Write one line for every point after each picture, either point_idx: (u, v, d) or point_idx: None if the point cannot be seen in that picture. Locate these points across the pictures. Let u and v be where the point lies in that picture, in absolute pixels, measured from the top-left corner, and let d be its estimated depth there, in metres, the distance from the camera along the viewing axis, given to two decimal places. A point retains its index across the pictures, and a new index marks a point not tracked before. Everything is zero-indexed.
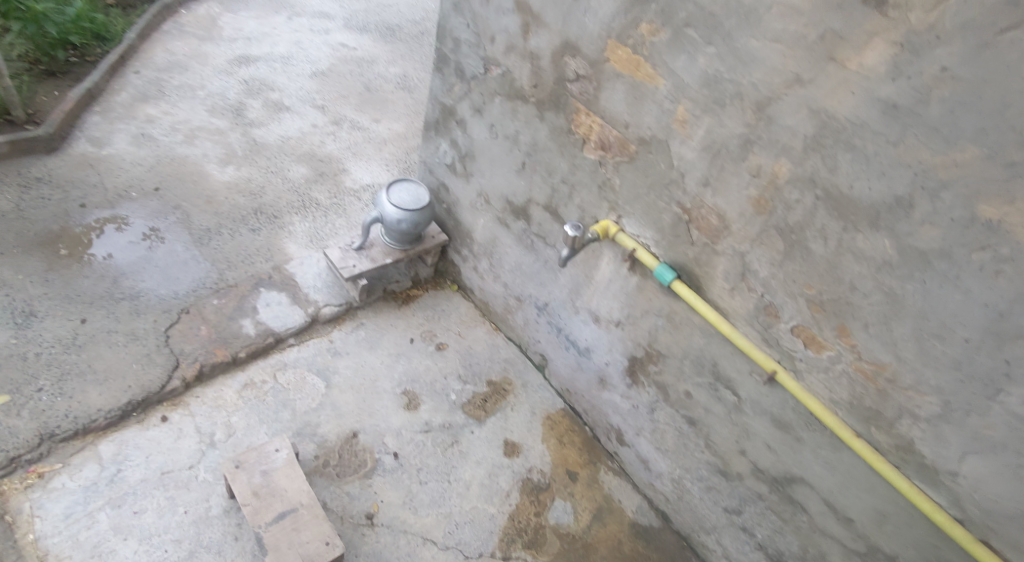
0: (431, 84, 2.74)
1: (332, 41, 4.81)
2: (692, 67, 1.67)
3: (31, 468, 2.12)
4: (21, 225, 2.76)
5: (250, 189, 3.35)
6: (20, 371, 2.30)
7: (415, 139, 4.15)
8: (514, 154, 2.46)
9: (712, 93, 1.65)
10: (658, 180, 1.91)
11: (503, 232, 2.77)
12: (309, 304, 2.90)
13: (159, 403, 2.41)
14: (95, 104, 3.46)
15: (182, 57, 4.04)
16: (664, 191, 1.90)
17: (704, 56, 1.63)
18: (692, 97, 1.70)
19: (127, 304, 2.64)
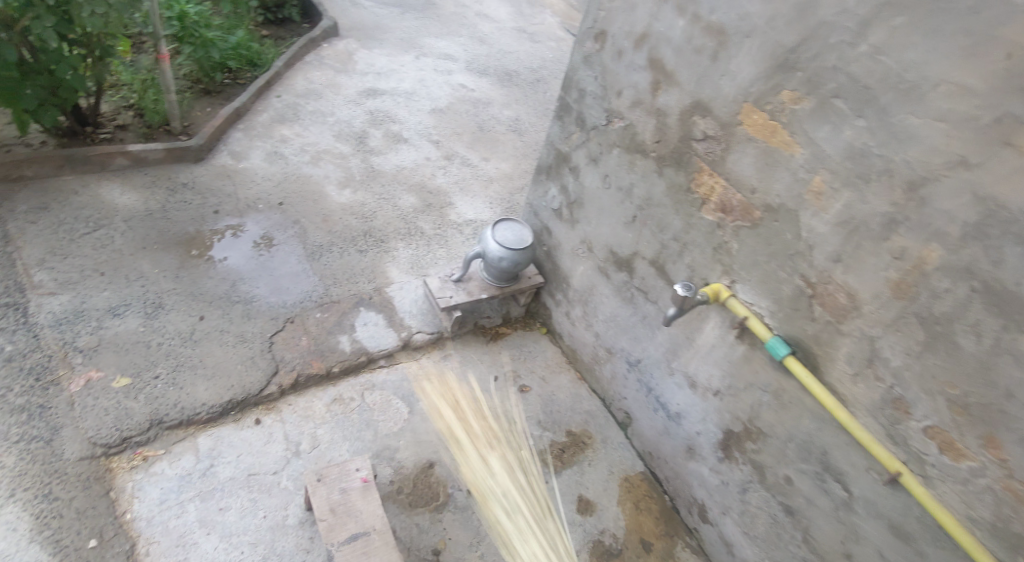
0: (550, 130, 2.80)
1: (454, 81, 5.06)
2: (836, 138, 1.61)
3: (138, 450, 2.23)
4: (164, 223, 3.03)
5: (362, 212, 3.53)
6: (143, 357, 2.46)
7: (520, 180, 4.25)
8: (625, 206, 2.45)
9: (856, 167, 1.59)
10: (781, 249, 1.83)
11: (602, 282, 2.73)
12: (403, 329, 2.97)
13: (256, 405, 2.51)
14: (239, 122, 3.80)
15: (319, 86, 4.38)
16: (787, 261, 1.81)
17: (852, 129, 1.58)
18: (833, 169, 1.64)
19: (241, 307, 2.81)
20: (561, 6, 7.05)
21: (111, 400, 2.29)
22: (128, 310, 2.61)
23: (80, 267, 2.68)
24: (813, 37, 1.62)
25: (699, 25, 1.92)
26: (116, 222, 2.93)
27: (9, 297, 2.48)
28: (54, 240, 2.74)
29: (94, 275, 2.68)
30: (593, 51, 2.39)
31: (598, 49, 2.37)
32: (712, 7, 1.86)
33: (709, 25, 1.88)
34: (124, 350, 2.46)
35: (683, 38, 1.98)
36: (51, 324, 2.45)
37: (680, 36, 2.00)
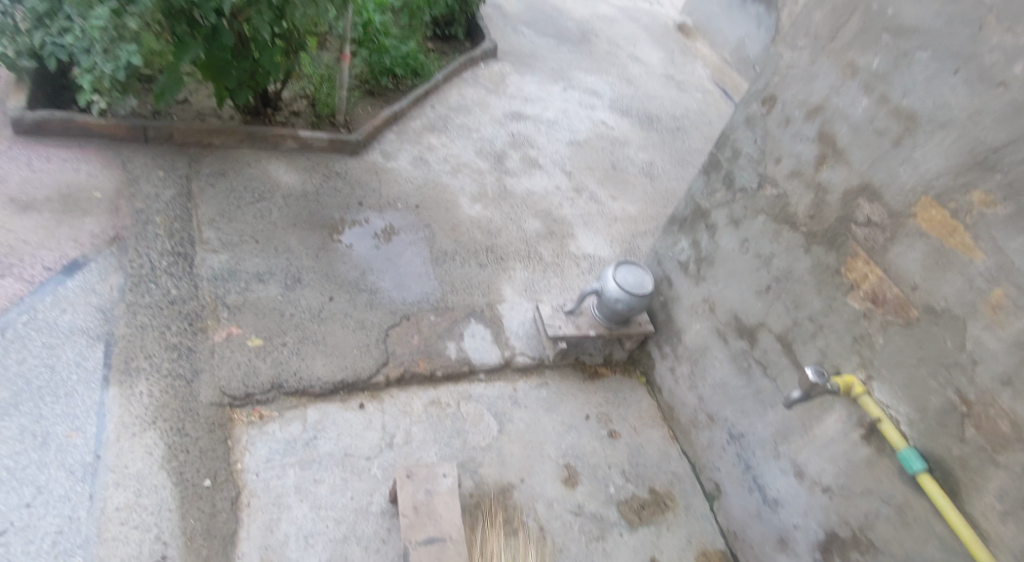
0: (693, 184, 2.78)
1: (595, 117, 5.15)
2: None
3: (257, 407, 2.42)
4: (315, 206, 3.29)
5: (489, 228, 3.65)
6: (276, 324, 2.68)
7: (645, 225, 4.21)
8: (760, 274, 2.38)
9: None
10: (936, 356, 1.72)
11: (718, 345, 2.65)
12: (507, 348, 3.02)
13: (362, 390, 2.65)
14: (394, 125, 4.08)
15: (469, 103, 4.61)
16: (942, 370, 1.70)
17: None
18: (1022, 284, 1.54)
19: (366, 295, 2.98)
20: (714, 60, 6.97)
21: (244, 357, 2.51)
22: (272, 278, 2.85)
23: (241, 232, 2.97)
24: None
25: (886, 107, 1.86)
26: (276, 197, 3.23)
27: (182, 247, 2.77)
28: (225, 204, 3.06)
29: (250, 242, 2.95)
30: (758, 114, 2.35)
31: (764, 113, 2.32)
32: (905, 92, 1.81)
33: (897, 109, 1.83)
34: (262, 314, 2.69)
35: (864, 117, 1.93)
36: (209, 278, 2.72)
37: (860, 115, 1.94)
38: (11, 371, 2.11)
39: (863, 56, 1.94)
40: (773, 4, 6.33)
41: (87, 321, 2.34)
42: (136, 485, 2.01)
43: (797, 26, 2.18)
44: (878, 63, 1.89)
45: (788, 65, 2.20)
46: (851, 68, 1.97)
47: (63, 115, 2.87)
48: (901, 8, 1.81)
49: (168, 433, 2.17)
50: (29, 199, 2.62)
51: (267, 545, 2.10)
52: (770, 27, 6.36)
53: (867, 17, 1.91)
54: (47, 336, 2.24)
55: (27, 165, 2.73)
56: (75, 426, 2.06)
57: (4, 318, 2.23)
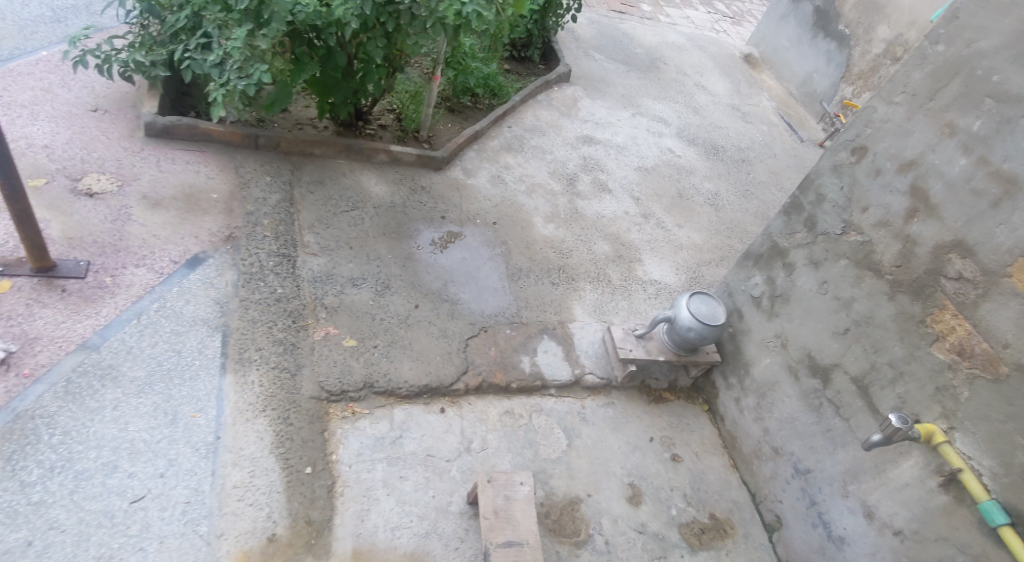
0: (772, 222, 2.86)
1: (663, 144, 5.25)
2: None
3: (351, 404, 2.61)
4: (402, 217, 3.49)
5: (561, 248, 3.79)
6: (368, 327, 2.87)
7: (710, 254, 4.27)
8: (838, 316, 2.45)
9: None
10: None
11: (788, 381, 2.73)
12: (577, 366, 3.14)
13: (443, 395, 2.82)
14: (474, 143, 4.27)
15: (544, 125, 4.79)
16: None
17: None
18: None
19: (448, 306, 3.15)
20: (780, 91, 6.90)
21: (340, 355, 2.70)
22: (365, 283, 3.05)
23: (337, 238, 3.18)
24: None
25: (985, 168, 1.97)
26: (367, 207, 3.43)
27: (286, 248, 2.99)
28: (324, 210, 3.28)
29: (345, 248, 3.15)
30: (846, 162, 2.44)
31: (853, 162, 2.41)
32: (1007, 156, 1.91)
33: (997, 171, 1.94)
34: (356, 316, 2.89)
35: (961, 176, 2.04)
36: (310, 279, 2.93)
37: (956, 173, 2.05)
38: (146, 352, 2.34)
39: (962, 117, 2.05)
40: (846, 41, 6.27)
41: (206, 312, 2.57)
42: (250, 466, 2.22)
43: (894, 83, 2.28)
44: (979, 126, 2.00)
45: (882, 118, 2.31)
46: (950, 127, 2.08)
47: (190, 122, 3.16)
48: (1007, 76, 1.94)
49: (277, 421, 2.38)
50: (158, 197, 2.89)
51: (359, 532, 2.27)
52: (841, 63, 6.29)
53: (971, 81, 2.04)
54: (174, 324, 2.47)
55: (157, 165, 3.02)
56: (199, 408, 2.28)
57: (139, 305, 2.47)
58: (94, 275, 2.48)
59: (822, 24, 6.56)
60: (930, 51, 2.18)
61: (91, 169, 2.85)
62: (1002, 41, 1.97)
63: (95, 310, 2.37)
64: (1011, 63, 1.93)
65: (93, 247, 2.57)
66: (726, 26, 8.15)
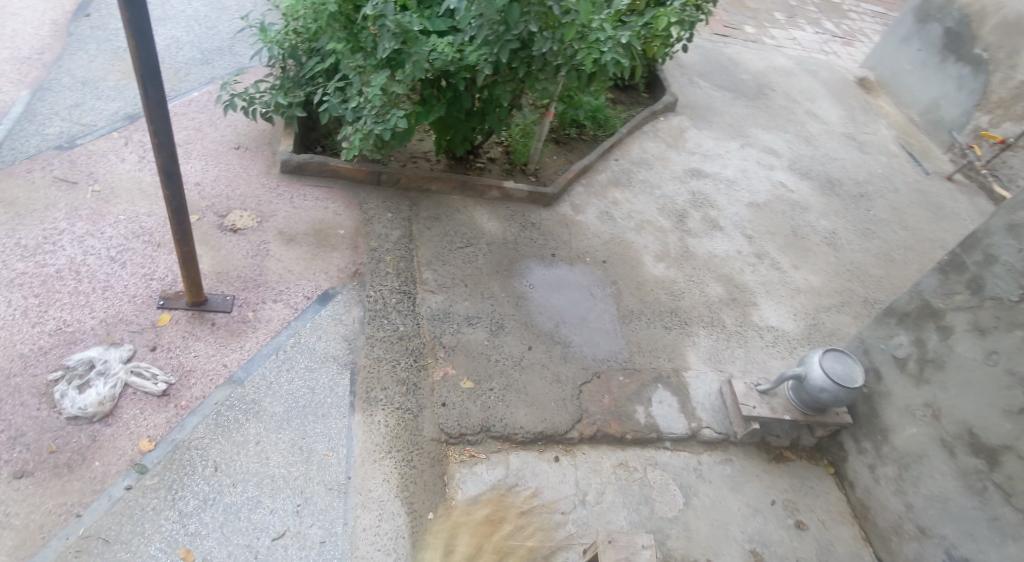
0: (922, 280, 2.66)
1: (775, 177, 4.91)
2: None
3: (468, 447, 2.62)
4: (514, 254, 3.53)
5: (673, 289, 3.66)
6: (483, 367, 2.90)
7: (831, 299, 3.96)
8: (1012, 393, 2.27)
9: None
10: None
11: (941, 456, 2.50)
12: (694, 419, 3.00)
13: (557, 442, 2.77)
14: (583, 178, 4.22)
15: (651, 157, 4.64)
16: None
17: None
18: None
19: (560, 348, 3.13)
20: (899, 119, 6.37)
21: (459, 397, 2.74)
22: (480, 322, 3.11)
23: (453, 276, 3.27)
24: None
25: None
26: (481, 243, 3.51)
27: (406, 286, 3.13)
28: (440, 248, 3.38)
29: (461, 285, 3.24)
30: None
31: None
32: None
33: None
34: (472, 356, 2.93)
35: None
36: (429, 317, 3.03)
37: None
38: (284, 389, 2.53)
39: None
40: (984, 65, 5.70)
41: (336, 349, 2.74)
42: (378, 509, 2.30)
43: None
44: None
45: None
46: None
47: (320, 160, 3.45)
48: None
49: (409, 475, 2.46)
50: (293, 233, 3.16)
51: None
52: (975, 90, 5.74)
53: None
54: (308, 360, 2.66)
55: (291, 202, 3.32)
56: (331, 446, 2.42)
57: (277, 340, 2.69)
58: (238, 309, 2.74)
59: (954, 47, 5.99)
60: None
61: (234, 206, 3.19)
62: None
63: (240, 344, 2.62)
64: None
65: (237, 282, 2.85)
66: (836, 46, 7.65)
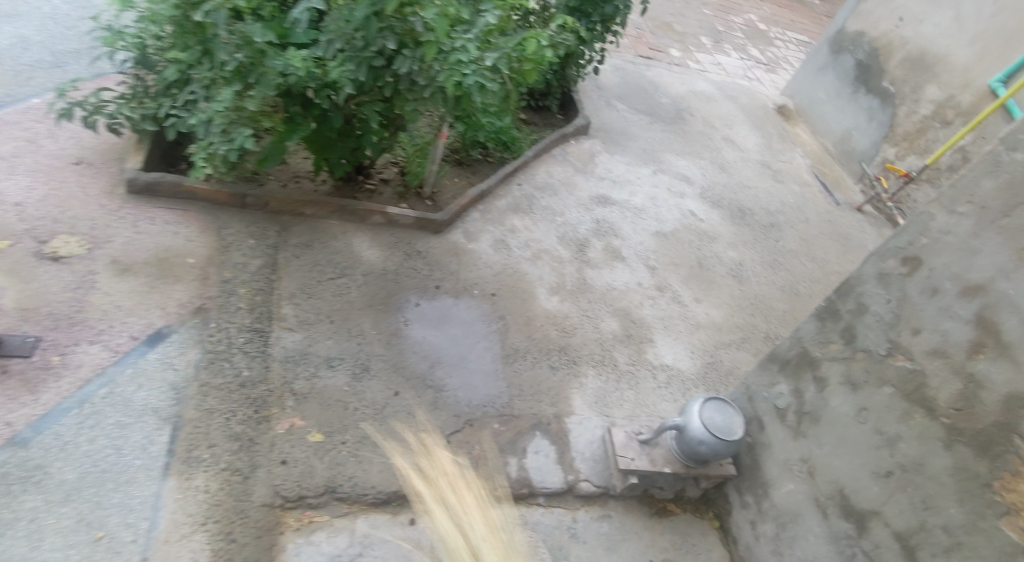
0: (801, 326, 2.54)
1: (684, 206, 4.81)
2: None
3: (308, 511, 2.30)
4: (393, 286, 3.24)
5: (564, 326, 3.46)
6: (338, 417, 2.59)
7: (731, 335, 3.85)
8: (880, 455, 2.12)
9: None
10: None
11: (816, 517, 2.36)
12: (571, 471, 2.78)
13: (414, 502, 2.49)
14: (480, 203, 3.99)
15: (557, 182, 4.46)
16: None
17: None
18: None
19: (431, 393, 2.84)
20: (815, 148, 6.43)
21: (303, 454, 2.42)
22: (341, 364, 2.78)
23: (317, 310, 2.94)
24: None
25: None
26: (356, 274, 3.20)
27: (259, 323, 2.78)
28: (306, 279, 3.06)
29: (325, 321, 2.91)
30: (895, 272, 2.13)
31: (903, 273, 2.10)
32: None
33: None
34: (326, 405, 2.61)
35: None
36: (282, 360, 2.69)
37: None
38: (81, 450, 2.16)
39: None
40: (891, 98, 5.80)
41: (159, 400, 2.37)
42: None
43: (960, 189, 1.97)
44: None
45: (941, 229, 2.00)
46: None
47: (174, 180, 3.09)
48: None
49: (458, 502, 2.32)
50: (129, 262, 2.79)
51: None
52: (883, 122, 5.84)
53: None
54: (120, 414, 2.29)
55: (134, 226, 2.94)
56: (129, 520, 2.05)
57: (84, 391, 2.31)
58: (41, 353, 2.35)
59: (864, 79, 6.08)
60: (1005, 157, 1.86)
61: (61, 230, 2.80)
62: None
63: (34, 397, 2.23)
64: None
65: (46, 320, 2.46)
66: (759, 74, 7.73)
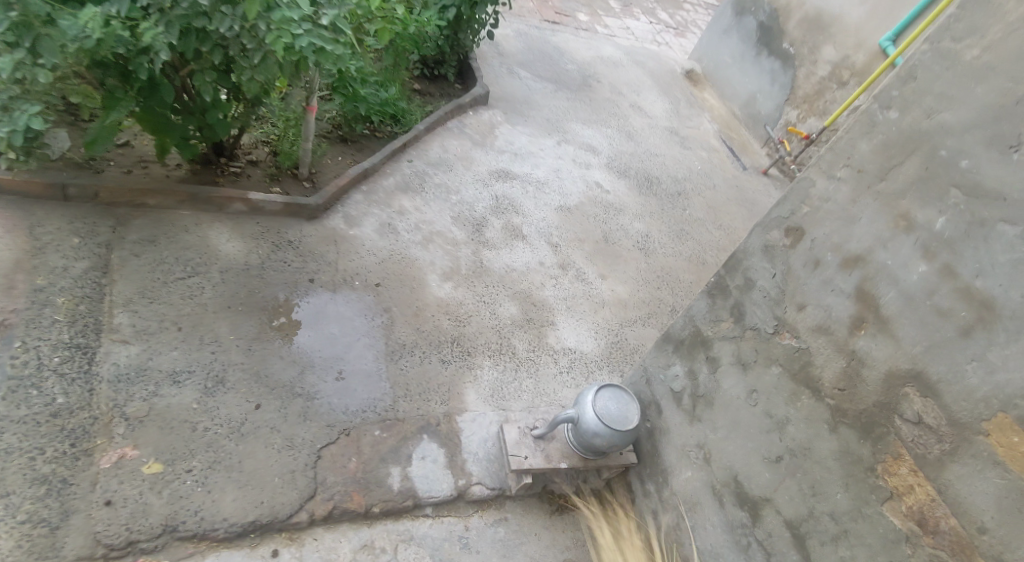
0: (693, 304, 2.38)
1: (590, 177, 4.62)
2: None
3: (140, 558, 1.97)
4: (257, 283, 2.84)
5: (458, 314, 3.19)
6: (183, 442, 2.21)
7: (637, 311, 3.70)
8: (770, 438, 1.99)
9: None
10: None
11: (713, 506, 2.22)
12: (463, 475, 2.55)
13: (279, 531, 2.19)
14: (364, 183, 3.64)
15: (452, 157, 4.15)
16: None
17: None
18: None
19: (301, 403, 2.52)
20: (722, 112, 6.37)
21: (134, 490, 2.05)
22: (190, 378, 2.39)
23: (160, 318, 2.52)
24: None
25: (950, 283, 1.50)
26: (212, 270, 2.78)
27: (82, 337, 2.35)
28: (148, 280, 2.62)
29: (171, 329, 2.50)
30: (779, 244, 1.99)
31: (786, 246, 1.96)
32: (979, 270, 1.45)
33: (967, 290, 1.47)
34: (168, 428, 2.23)
35: (920, 287, 1.57)
36: (110, 380, 2.28)
37: (914, 283, 1.58)
38: None
39: (920, 209, 1.59)
40: (791, 60, 5.79)
41: None
42: None
43: (836, 152, 1.80)
44: (942, 225, 1.53)
45: (821, 195, 1.84)
46: (905, 220, 1.62)
47: None
48: (980, 163, 1.46)
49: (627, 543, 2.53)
50: None
51: None
52: (785, 84, 5.83)
53: (932, 163, 1.56)
54: None
55: None
56: None
57: None
58: None
59: (766, 41, 6.04)
60: (880, 117, 1.68)
61: None
62: (972, 116, 1.48)
63: None
64: (986, 146, 1.45)
65: None
66: (668, 39, 7.62)
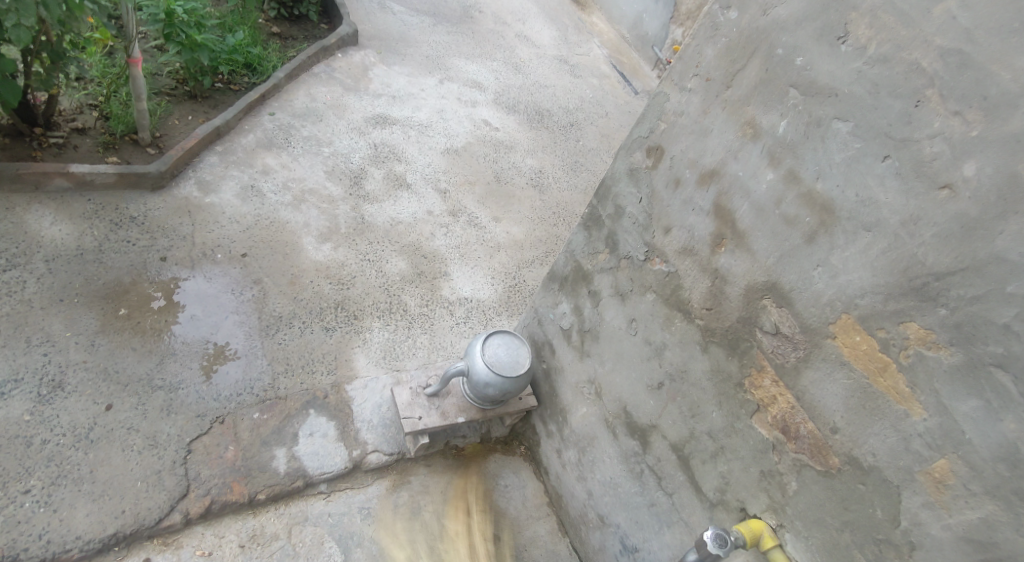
0: (571, 238, 2.29)
1: (477, 115, 4.39)
2: (988, 425, 1.14)
3: None
4: (95, 270, 2.54)
5: (340, 277, 2.98)
6: (15, 461, 1.99)
7: (533, 251, 3.60)
8: (651, 366, 1.96)
9: (1012, 477, 1.10)
10: (863, 523, 1.35)
11: (607, 438, 2.18)
12: (356, 445, 2.40)
13: (150, 538, 2.01)
14: (219, 143, 3.27)
15: (322, 106, 3.80)
16: (869, 543, 1.34)
17: (1017, 420, 1.09)
18: (975, 464, 1.16)
19: (162, 396, 2.30)
20: (612, 35, 6.19)
21: None
22: (17, 388, 2.14)
23: None
24: (974, 270, 1.15)
25: (795, 189, 1.46)
26: (34, 262, 2.46)
27: None
28: None
29: None
30: (642, 167, 1.90)
31: (648, 167, 1.88)
32: (819, 173, 1.40)
33: (810, 194, 1.43)
34: None
35: (769, 197, 1.52)
36: None
37: (764, 193, 1.53)
38: None
39: (765, 114, 1.52)
40: None
41: None
42: None
43: (685, 62, 1.72)
44: (785, 129, 1.47)
45: (676, 110, 1.76)
46: (752, 127, 1.55)
47: None
48: (814, 58, 1.39)
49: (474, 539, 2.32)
50: None
51: None
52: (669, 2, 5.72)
53: (771, 64, 1.49)
54: None
55: None
56: None
57: None
58: None
59: None
60: (721, 19, 1.60)
61: None
62: (804, 8, 1.41)
63: None
64: (818, 39, 1.38)
65: None
66: None
